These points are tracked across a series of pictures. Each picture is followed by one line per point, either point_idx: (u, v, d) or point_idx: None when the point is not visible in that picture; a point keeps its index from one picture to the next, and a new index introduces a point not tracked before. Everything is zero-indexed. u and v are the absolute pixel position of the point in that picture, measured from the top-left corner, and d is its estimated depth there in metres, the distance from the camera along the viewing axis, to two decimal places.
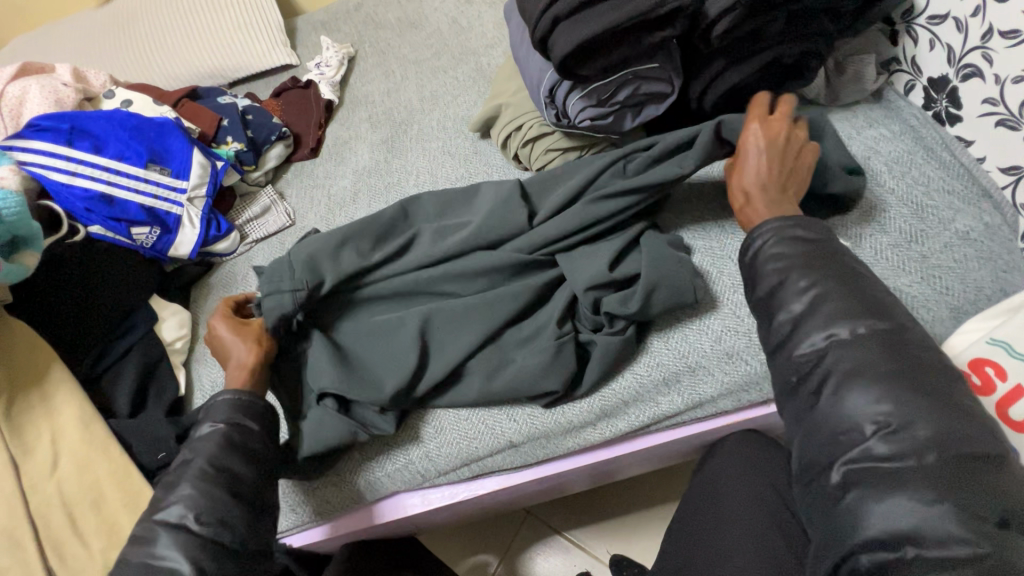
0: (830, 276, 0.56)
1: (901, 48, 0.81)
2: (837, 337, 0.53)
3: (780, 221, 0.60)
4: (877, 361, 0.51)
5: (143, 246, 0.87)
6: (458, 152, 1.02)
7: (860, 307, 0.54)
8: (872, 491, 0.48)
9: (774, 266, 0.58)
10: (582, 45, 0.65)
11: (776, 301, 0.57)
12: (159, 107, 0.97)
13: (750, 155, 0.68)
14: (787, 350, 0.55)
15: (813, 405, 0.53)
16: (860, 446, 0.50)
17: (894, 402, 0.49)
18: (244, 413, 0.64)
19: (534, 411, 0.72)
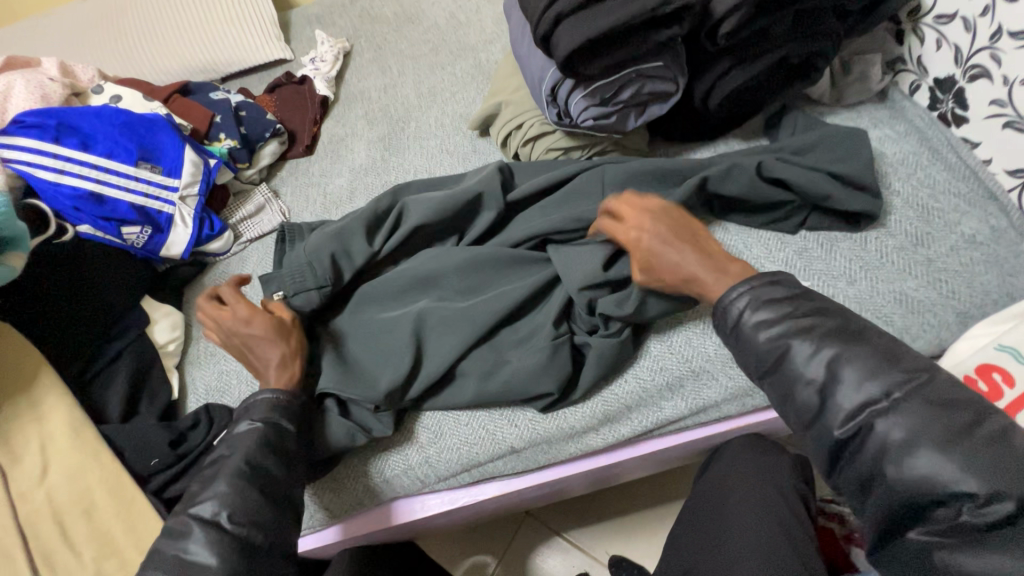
0: (826, 333, 0.53)
1: (907, 48, 0.80)
2: (876, 405, 0.50)
3: (750, 283, 0.57)
4: (929, 423, 0.48)
5: (134, 246, 0.85)
6: (457, 150, 1.00)
7: (878, 361, 0.51)
8: (952, 548, 0.46)
9: (770, 333, 0.55)
10: (586, 43, 0.63)
11: (789, 371, 0.54)
12: (150, 103, 0.94)
13: (660, 247, 0.65)
14: (825, 424, 0.52)
15: (878, 477, 0.49)
16: (948, 519, 0.46)
17: (972, 471, 0.45)
18: (283, 413, 0.63)
19: (535, 416, 0.71)
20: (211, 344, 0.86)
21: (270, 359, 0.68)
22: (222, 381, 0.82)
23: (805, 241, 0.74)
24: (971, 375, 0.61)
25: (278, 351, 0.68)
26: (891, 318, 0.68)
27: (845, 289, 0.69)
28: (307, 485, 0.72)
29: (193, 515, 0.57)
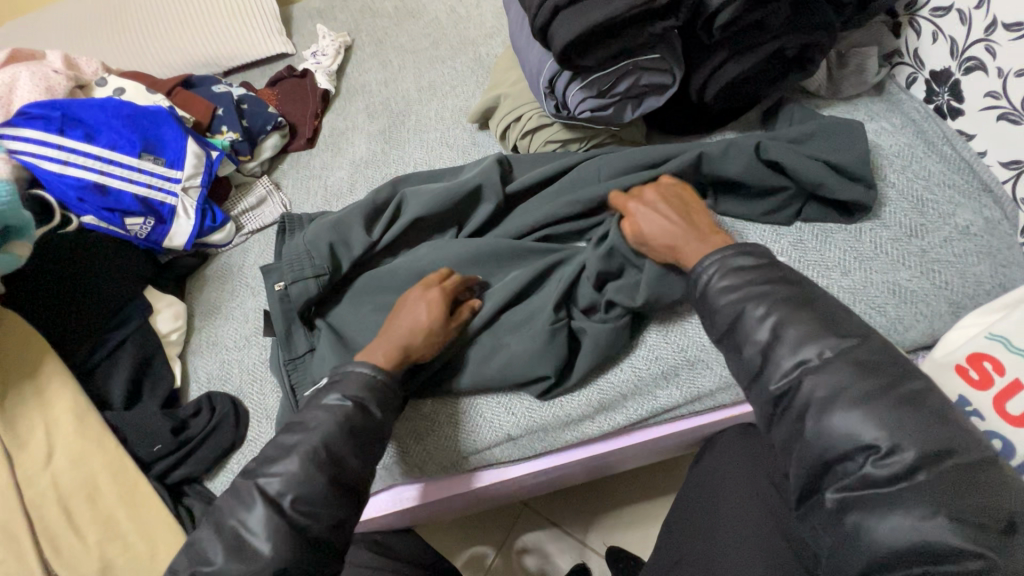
0: (778, 299, 0.55)
1: (904, 41, 0.80)
2: (809, 363, 0.51)
3: (721, 251, 0.59)
4: (853, 380, 0.49)
5: (137, 237, 0.86)
6: (456, 143, 1.01)
7: (821, 327, 0.52)
8: (864, 506, 0.47)
9: (729, 298, 0.57)
10: (583, 34, 0.64)
11: (740, 333, 0.56)
12: (153, 96, 0.95)
13: (646, 218, 0.66)
14: (765, 380, 0.54)
15: (802, 432, 0.51)
16: (855, 473, 0.48)
17: (882, 422, 0.47)
18: (372, 396, 0.62)
19: (532, 404, 0.72)
20: (213, 334, 0.88)
21: (396, 333, 0.66)
22: (224, 370, 0.84)
23: (799, 233, 0.74)
24: (963, 364, 0.62)
25: (404, 338, 0.66)
26: (884, 308, 0.68)
27: (839, 280, 0.70)
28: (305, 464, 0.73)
29: (259, 490, 0.55)
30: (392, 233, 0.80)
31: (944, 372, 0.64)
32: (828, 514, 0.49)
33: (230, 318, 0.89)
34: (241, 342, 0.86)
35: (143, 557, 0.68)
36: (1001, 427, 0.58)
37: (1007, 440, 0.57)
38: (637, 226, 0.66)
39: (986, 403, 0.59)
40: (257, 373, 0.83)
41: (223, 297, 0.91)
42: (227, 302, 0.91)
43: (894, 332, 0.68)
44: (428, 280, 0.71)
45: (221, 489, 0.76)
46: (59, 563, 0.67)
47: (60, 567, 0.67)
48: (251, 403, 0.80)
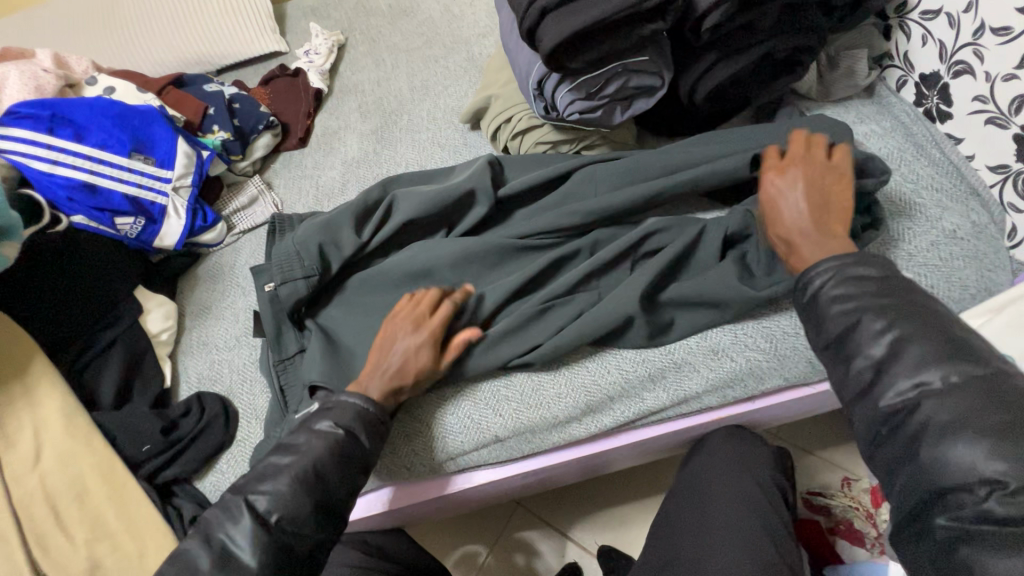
0: (900, 313, 0.52)
1: (894, 44, 0.80)
2: (929, 386, 0.49)
3: (839, 258, 0.56)
4: (979, 411, 0.47)
5: (128, 237, 0.86)
6: (448, 143, 1.01)
7: (947, 349, 0.50)
8: (980, 539, 0.45)
9: (841, 308, 0.54)
10: (570, 37, 0.64)
11: (851, 345, 0.53)
12: (143, 94, 0.95)
13: (788, 190, 0.63)
14: (871, 398, 0.52)
15: (913, 457, 0.49)
16: (972, 505, 0.46)
17: (1001, 458, 0.45)
18: (363, 425, 0.63)
19: (519, 407, 0.72)
20: (203, 334, 0.88)
21: (382, 369, 0.67)
22: (214, 370, 0.84)
23: None
24: None
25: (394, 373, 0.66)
26: None
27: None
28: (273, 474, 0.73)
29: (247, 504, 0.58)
30: (382, 234, 0.80)
31: None
32: (933, 540, 0.47)
33: (221, 318, 0.89)
34: (231, 342, 0.86)
35: (132, 557, 0.68)
36: None
37: None
38: (774, 201, 0.64)
39: None
40: (247, 373, 0.83)
41: (214, 296, 0.91)
42: (217, 301, 0.91)
43: None
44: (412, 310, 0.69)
45: (209, 490, 0.76)
46: (47, 563, 0.67)
47: (49, 566, 0.67)
48: (240, 403, 0.81)
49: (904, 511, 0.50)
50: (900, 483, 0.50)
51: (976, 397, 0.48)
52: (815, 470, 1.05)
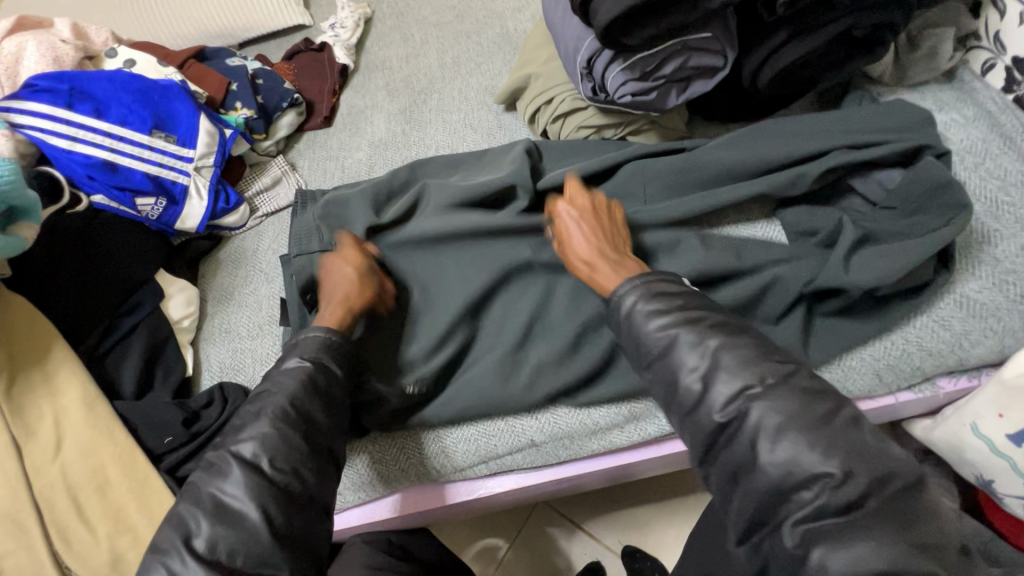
0: (707, 324, 0.53)
1: (984, 22, 0.72)
2: (752, 391, 0.48)
3: (642, 277, 0.57)
4: (799, 410, 0.47)
5: (149, 218, 0.83)
6: (481, 125, 0.95)
7: (761, 355, 0.50)
8: (825, 538, 0.42)
9: (659, 324, 0.54)
10: (630, 10, 0.57)
11: (673, 359, 0.52)
12: (164, 68, 0.90)
13: (573, 229, 0.65)
14: (705, 410, 0.50)
15: (753, 461, 0.46)
16: (809, 503, 0.44)
17: (831, 450, 0.44)
18: (330, 356, 0.59)
19: (558, 409, 0.68)
20: (225, 322, 0.84)
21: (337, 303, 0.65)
22: (236, 360, 0.81)
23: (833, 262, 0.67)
24: None
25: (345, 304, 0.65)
26: (949, 322, 0.62)
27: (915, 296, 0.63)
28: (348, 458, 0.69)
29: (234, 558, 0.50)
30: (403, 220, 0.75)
31: (1016, 396, 0.59)
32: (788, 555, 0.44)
33: (243, 306, 0.85)
34: (254, 331, 0.83)
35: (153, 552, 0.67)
36: None
37: None
38: (563, 231, 0.67)
39: None
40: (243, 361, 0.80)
41: (235, 283, 0.88)
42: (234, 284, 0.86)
43: (959, 348, 0.62)
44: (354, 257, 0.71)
45: None
46: (68, 555, 0.66)
47: (70, 559, 0.66)
48: None
49: (752, 516, 0.46)
50: (742, 494, 0.47)
51: (794, 399, 0.47)
52: None
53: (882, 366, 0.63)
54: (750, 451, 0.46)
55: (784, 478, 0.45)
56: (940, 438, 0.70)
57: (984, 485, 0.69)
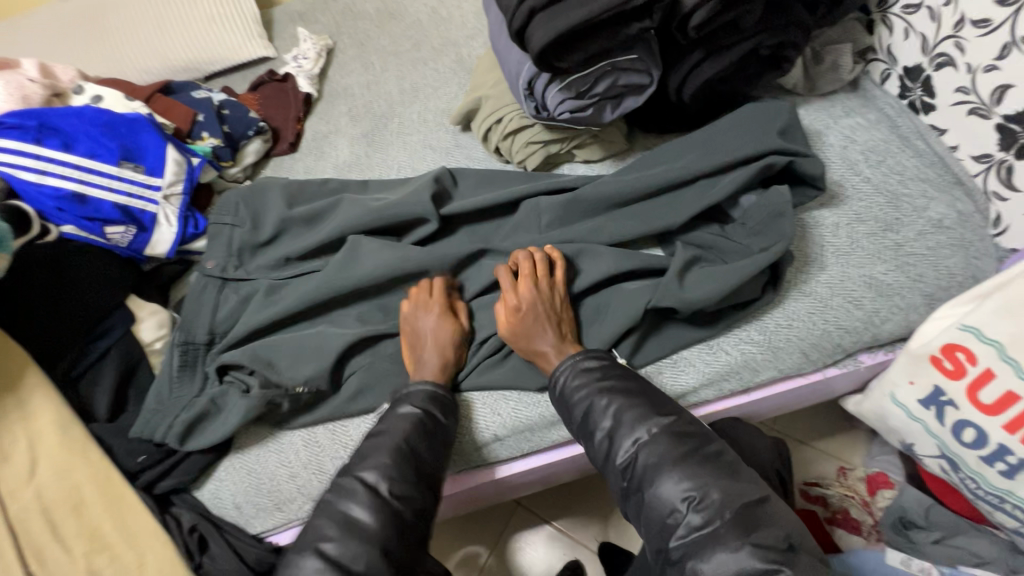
0: (616, 390, 0.64)
1: (877, 38, 0.82)
2: (641, 441, 0.60)
3: (574, 356, 0.67)
4: (673, 449, 0.59)
5: (119, 246, 0.85)
6: (439, 145, 1.01)
7: (650, 409, 0.62)
8: (695, 550, 0.54)
9: (580, 395, 0.65)
10: (559, 38, 0.64)
11: (591, 423, 0.63)
12: (131, 103, 0.94)
13: (528, 316, 0.69)
14: (611, 460, 0.61)
15: (643, 497, 0.58)
16: (682, 522, 0.55)
17: (691, 476, 0.56)
18: (436, 405, 0.67)
19: (518, 404, 0.73)
20: None
21: (430, 355, 0.71)
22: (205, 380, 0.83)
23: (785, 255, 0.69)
24: (937, 355, 0.64)
25: (440, 361, 0.71)
26: (861, 301, 0.70)
27: (818, 274, 0.71)
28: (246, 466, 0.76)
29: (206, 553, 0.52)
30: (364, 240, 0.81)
31: (921, 364, 0.66)
32: (675, 565, 0.55)
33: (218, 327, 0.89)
34: None
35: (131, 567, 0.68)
36: (974, 415, 0.62)
37: (979, 427, 0.62)
38: (513, 316, 0.70)
39: (961, 393, 0.63)
40: (166, 403, 0.77)
41: None
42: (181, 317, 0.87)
43: (872, 325, 0.69)
44: (411, 295, 0.75)
45: (208, 498, 0.77)
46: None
47: None
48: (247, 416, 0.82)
49: (653, 542, 0.57)
50: (643, 524, 0.59)
51: (670, 440, 0.59)
52: (813, 461, 1.10)
53: (807, 344, 0.70)
54: (638, 487, 0.58)
55: (662, 505, 0.56)
56: (868, 409, 0.76)
57: (909, 449, 0.75)
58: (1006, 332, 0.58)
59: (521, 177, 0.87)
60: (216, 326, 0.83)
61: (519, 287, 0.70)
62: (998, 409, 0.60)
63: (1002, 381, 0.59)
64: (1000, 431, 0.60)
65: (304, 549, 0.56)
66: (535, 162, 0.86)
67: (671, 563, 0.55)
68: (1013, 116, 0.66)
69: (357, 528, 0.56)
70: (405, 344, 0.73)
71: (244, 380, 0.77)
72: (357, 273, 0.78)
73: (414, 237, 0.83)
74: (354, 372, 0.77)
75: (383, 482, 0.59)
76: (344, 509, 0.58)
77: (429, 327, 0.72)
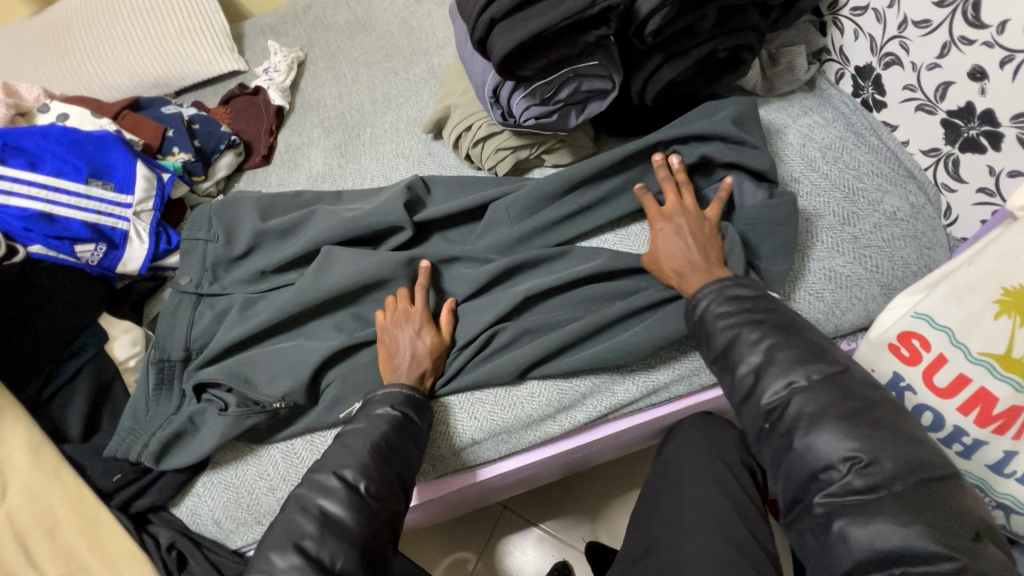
0: (768, 326, 0.61)
1: (830, 39, 0.85)
2: (797, 384, 0.57)
3: (719, 282, 0.65)
4: (836, 403, 0.55)
5: (89, 264, 0.84)
6: (412, 154, 1.02)
7: (809, 355, 0.58)
8: (852, 515, 0.51)
9: (726, 323, 0.62)
10: (520, 46, 0.66)
11: (734, 355, 0.61)
12: (98, 120, 0.94)
13: (671, 238, 0.71)
14: (755, 399, 0.59)
15: (789, 446, 0.55)
16: (839, 481, 0.52)
17: (857, 438, 0.52)
18: (412, 407, 0.67)
19: (494, 407, 0.74)
20: None
21: (405, 364, 0.71)
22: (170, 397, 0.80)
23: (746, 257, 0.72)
24: (895, 342, 0.66)
25: (418, 372, 0.71)
26: (822, 294, 0.72)
27: None
28: (224, 473, 0.77)
29: None
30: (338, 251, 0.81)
31: (881, 351, 0.68)
32: (817, 518, 0.54)
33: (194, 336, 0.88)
34: None
35: None
36: (931, 400, 0.64)
37: (936, 411, 0.64)
38: (661, 239, 0.72)
39: (918, 378, 0.65)
40: (144, 422, 0.77)
41: None
42: (154, 333, 0.87)
43: (833, 316, 0.72)
44: (390, 305, 0.76)
45: (187, 514, 0.76)
46: None
47: None
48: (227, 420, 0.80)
49: (792, 494, 0.56)
50: (784, 471, 0.56)
51: (832, 392, 0.55)
52: None
53: None
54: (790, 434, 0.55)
55: (815, 459, 0.54)
56: None
57: None
58: (956, 317, 0.60)
59: (493, 183, 0.88)
60: (191, 342, 0.82)
61: (666, 210, 0.73)
62: (952, 392, 0.62)
63: (955, 364, 0.61)
64: (955, 413, 0.62)
65: (279, 547, 0.55)
66: (505, 168, 0.88)
67: (816, 519, 0.54)
68: (956, 112, 0.69)
69: (333, 526, 0.56)
70: (382, 355, 0.73)
71: (223, 398, 0.76)
72: (333, 283, 0.79)
73: (388, 246, 0.84)
74: (331, 382, 0.77)
75: (362, 483, 0.59)
76: (319, 506, 0.57)
77: (407, 338, 0.72)
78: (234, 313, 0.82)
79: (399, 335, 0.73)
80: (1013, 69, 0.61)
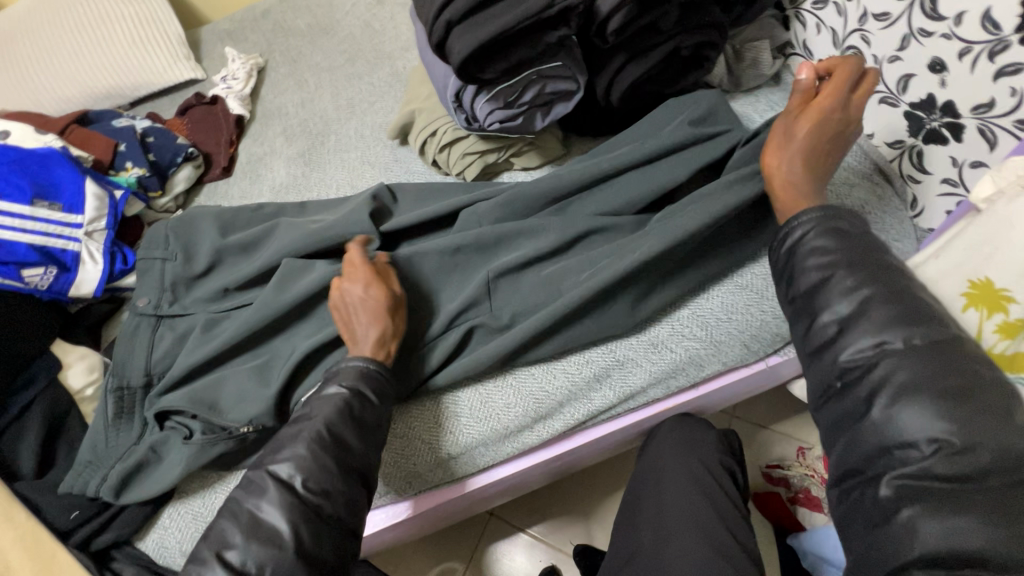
0: (872, 274, 0.52)
1: (793, 32, 0.85)
2: (889, 345, 0.49)
3: (823, 210, 0.56)
4: (936, 375, 0.46)
5: (38, 289, 0.80)
6: (378, 161, 0.99)
7: (912, 315, 0.49)
8: (928, 506, 0.43)
9: (818, 262, 0.54)
10: (479, 49, 0.64)
11: (818, 299, 0.53)
12: (42, 136, 0.89)
13: (791, 147, 0.62)
14: (832, 352, 0.52)
15: (865, 414, 0.48)
16: (917, 462, 0.45)
17: (952, 417, 0.44)
18: (367, 383, 0.63)
19: (470, 420, 0.72)
20: None
21: (359, 325, 0.67)
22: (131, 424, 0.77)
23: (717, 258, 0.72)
24: None
25: (377, 330, 0.66)
26: None
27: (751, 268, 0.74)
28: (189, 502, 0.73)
29: None
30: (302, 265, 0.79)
31: None
32: (879, 507, 0.46)
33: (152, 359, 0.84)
34: None
35: None
36: None
37: None
38: (783, 145, 0.62)
39: None
40: (102, 454, 0.74)
41: None
42: (111, 358, 0.82)
43: None
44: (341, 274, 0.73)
45: (153, 548, 0.73)
46: None
47: None
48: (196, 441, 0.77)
49: (849, 466, 0.49)
50: (842, 448, 0.50)
51: (931, 361, 0.47)
52: (773, 443, 1.13)
53: (747, 336, 0.73)
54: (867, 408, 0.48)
55: (896, 434, 0.46)
56: None
57: None
58: None
59: (461, 187, 0.86)
60: (153, 366, 0.79)
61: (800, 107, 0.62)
62: None
63: None
64: None
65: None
66: (473, 172, 0.86)
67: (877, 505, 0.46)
68: (917, 104, 0.69)
69: (288, 563, 0.53)
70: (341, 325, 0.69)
71: (188, 425, 0.73)
72: (297, 299, 0.76)
73: None
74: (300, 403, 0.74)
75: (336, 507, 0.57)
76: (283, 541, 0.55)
77: (357, 294, 0.68)
78: (196, 334, 0.79)
79: (351, 294, 0.69)
80: (971, 61, 0.62)
